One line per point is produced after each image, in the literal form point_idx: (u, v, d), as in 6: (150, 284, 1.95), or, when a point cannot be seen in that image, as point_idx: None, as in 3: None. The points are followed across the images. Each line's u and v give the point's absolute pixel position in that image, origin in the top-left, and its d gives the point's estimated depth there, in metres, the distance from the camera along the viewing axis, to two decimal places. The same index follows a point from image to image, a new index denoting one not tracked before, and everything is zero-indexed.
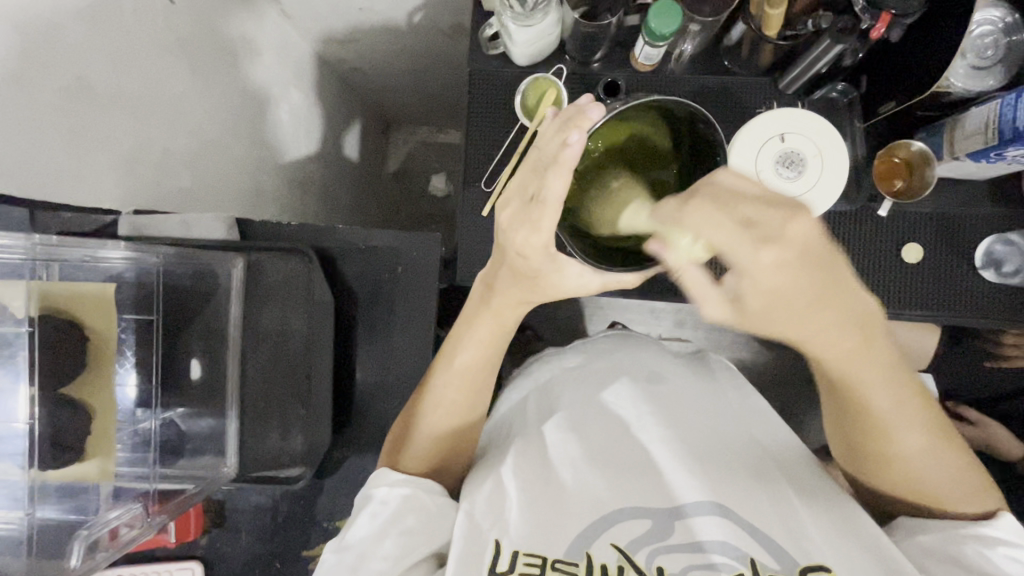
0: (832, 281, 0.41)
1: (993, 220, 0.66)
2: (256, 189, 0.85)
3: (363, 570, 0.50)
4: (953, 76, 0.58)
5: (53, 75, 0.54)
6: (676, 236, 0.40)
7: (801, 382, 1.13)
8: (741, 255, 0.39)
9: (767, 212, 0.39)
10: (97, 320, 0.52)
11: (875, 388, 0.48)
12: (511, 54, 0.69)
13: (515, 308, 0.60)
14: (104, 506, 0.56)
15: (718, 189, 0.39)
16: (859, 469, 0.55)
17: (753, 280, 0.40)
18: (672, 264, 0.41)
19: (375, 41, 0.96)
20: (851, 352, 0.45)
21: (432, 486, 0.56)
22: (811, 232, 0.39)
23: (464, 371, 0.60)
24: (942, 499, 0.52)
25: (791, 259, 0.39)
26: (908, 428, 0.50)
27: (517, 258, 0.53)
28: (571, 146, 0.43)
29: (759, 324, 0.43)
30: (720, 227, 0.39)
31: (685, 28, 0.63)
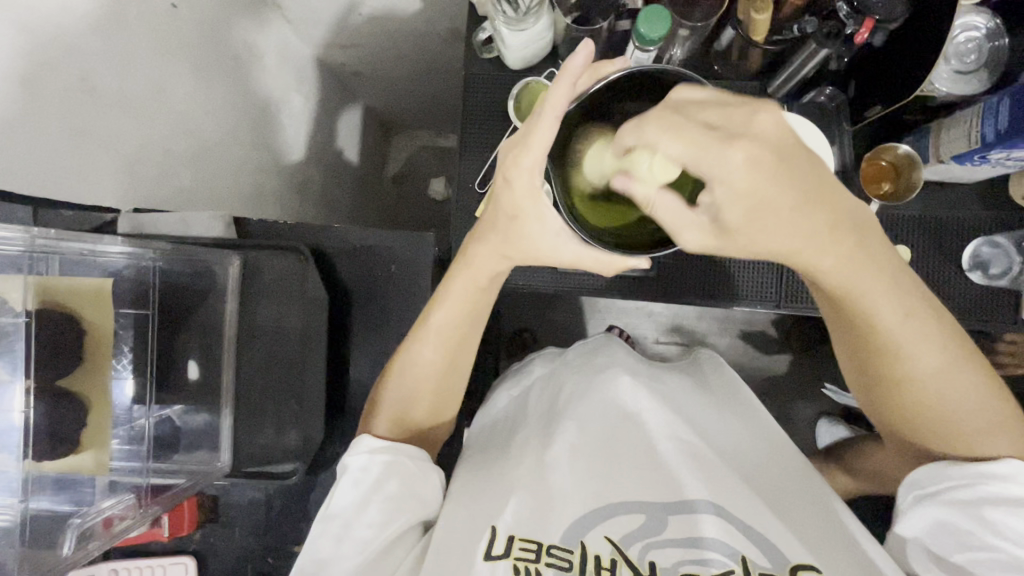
0: (810, 178, 0.41)
1: (980, 223, 0.67)
2: (255, 190, 0.87)
3: (348, 540, 0.51)
4: (936, 80, 0.60)
5: (60, 74, 0.55)
6: (636, 160, 0.41)
7: (796, 385, 1.14)
8: (710, 160, 0.38)
9: (727, 112, 0.39)
10: (93, 313, 0.53)
11: (875, 298, 0.46)
12: (504, 58, 0.70)
13: (498, 264, 0.57)
14: (98, 496, 0.57)
15: (679, 107, 0.40)
16: (871, 397, 0.53)
17: (728, 186, 0.39)
18: (642, 197, 0.42)
19: (376, 46, 0.98)
20: (840, 259, 0.44)
21: (412, 451, 0.55)
22: (774, 132, 0.39)
23: (440, 333, 0.59)
24: (963, 431, 0.49)
25: (765, 159, 0.38)
26: (921, 343, 0.47)
27: (502, 185, 0.50)
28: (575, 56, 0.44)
29: (746, 239, 0.42)
30: (687, 133, 0.38)
31: (674, 34, 0.65)
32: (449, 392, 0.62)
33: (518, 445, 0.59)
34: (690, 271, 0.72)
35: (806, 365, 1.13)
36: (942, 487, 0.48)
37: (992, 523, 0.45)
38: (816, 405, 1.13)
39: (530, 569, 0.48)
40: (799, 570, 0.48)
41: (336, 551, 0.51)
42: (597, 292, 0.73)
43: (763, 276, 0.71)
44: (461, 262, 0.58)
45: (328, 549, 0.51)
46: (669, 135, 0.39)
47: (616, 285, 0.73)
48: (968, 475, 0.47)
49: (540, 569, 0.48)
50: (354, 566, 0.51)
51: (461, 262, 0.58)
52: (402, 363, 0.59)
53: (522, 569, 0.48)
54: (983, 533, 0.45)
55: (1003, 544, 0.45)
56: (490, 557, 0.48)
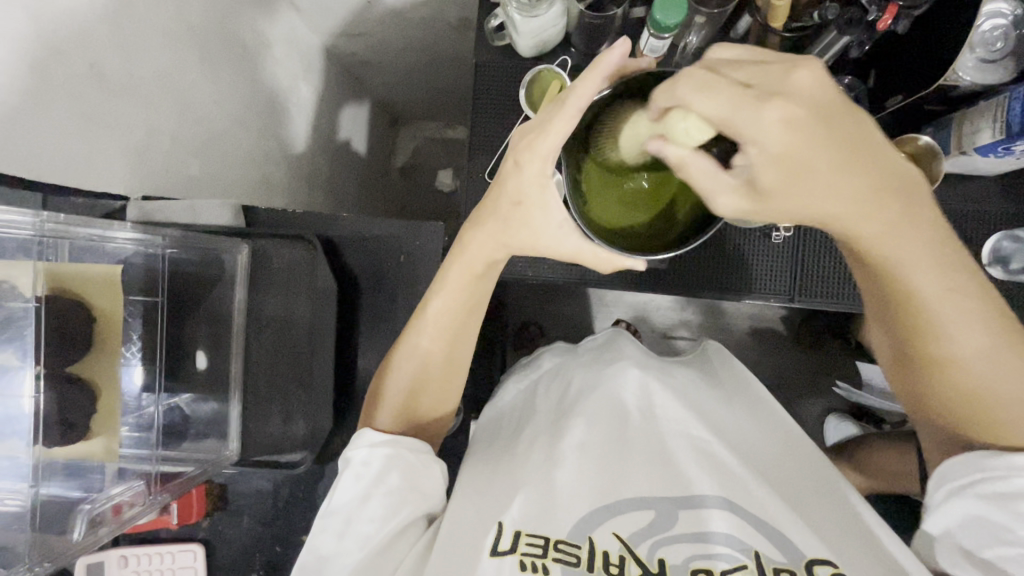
0: (847, 133, 0.43)
1: (1001, 217, 0.65)
2: (263, 180, 0.86)
3: (350, 535, 0.50)
4: (962, 69, 0.58)
5: (69, 60, 0.55)
6: (673, 122, 0.41)
7: (805, 382, 1.13)
8: (745, 120, 0.40)
9: (764, 70, 0.42)
10: (105, 300, 0.53)
11: (916, 265, 0.46)
12: (516, 45, 0.69)
13: (497, 252, 0.56)
14: (107, 483, 0.57)
15: (712, 64, 0.43)
16: (908, 378, 0.52)
17: (763, 145, 0.41)
18: (676, 158, 0.43)
19: (385, 36, 0.97)
20: (882, 222, 0.45)
21: (412, 442, 0.55)
22: (818, 87, 0.42)
23: (437, 321, 0.58)
24: (1003, 419, 0.47)
25: (801, 118, 0.41)
26: (960, 318, 0.47)
27: (512, 167, 0.50)
28: (612, 51, 0.45)
29: (781, 199, 0.43)
30: (721, 88, 0.40)
31: (691, 20, 0.63)
32: (448, 384, 0.61)
33: (524, 440, 0.59)
34: (701, 264, 0.71)
35: (816, 362, 1.12)
36: (973, 480, 0.46)
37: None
38: (826, 402, 1.12)
39: (536, 564, 0.48)
40: (813, 565, 0.47)
41: (337, 547, 0.50)
42: (606, 285, 0.73)
43: (776, 270, 0.70)
44: (458, 248, 0.57)
45: (329, 544, 0.51)
46: (702, 95, 0.40)
47: (625, 277, 0.72)
48: (1002, 467, 0.45)
49: (546, 565, 0.48)
50: (355, 562, 0.50)
51: (456, 249, 0.57)
52: (400, 353, 0.59)
53: (530, 566, 0.48)
54: (1015, 527, 0.44)
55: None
56: (495, 553, 0.48)
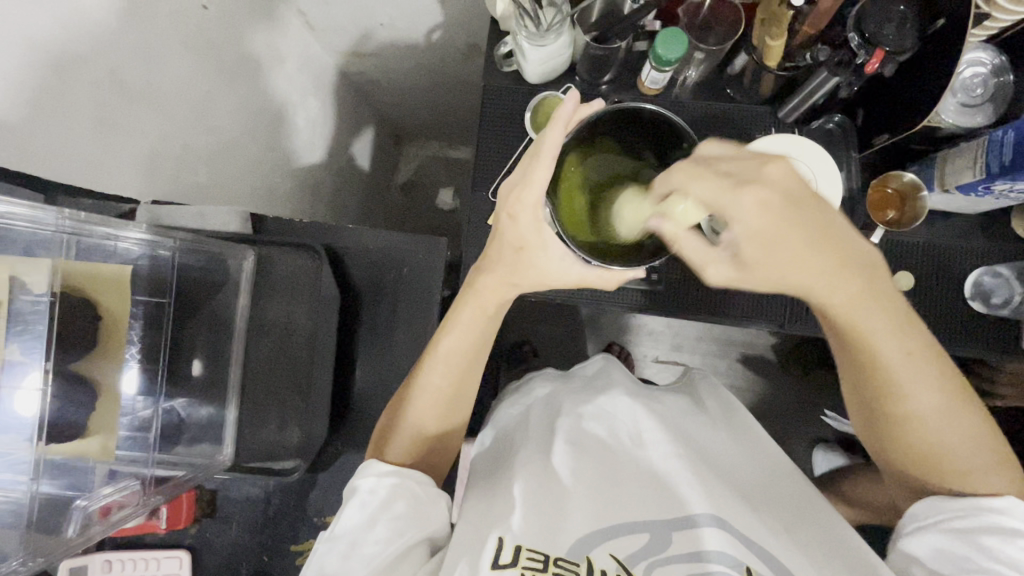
0: (823, 221, 0.44)
1: (981, 254, 0.68)
2: (268, 190, 0.88)
3: (356, 556, 0.49)
4: (944, 112, 0.62)
5: (90, 67, 0.56)
6: (671, 204, 0.44)
7: (795, 410, 1.14)
8: (729, 206, 0.42)
9: (744, 162, 0.43)
10: (111, 296, 0.54)
11: (881, 336, 0.47)
12: (523, 72, 0.72)
13: (503, 290, 0.57)
14: (98, 483, 0.57)
15: (703, 155, 0.44)
16: (876, 434, 0.53)
17: (744, 225, 0.42)
18: (670, 234, 0.46)
19: (395, 57, 1.00)
20: (850, 296, 0.46)
21: (420, 475, 0.54)
22: (790, 181, 0.43)
23: (447, 360, 0.57)
24: (964, 468, 0.49)
25: (774, 203, 0.41)
26: (920, 381, 0.48)
27: (506, 220, 0.52)
28: (564, 105, 0.47)
29: (763, 271, 0.44)
30: (716, 189, 0.42)
31: (690, 55, 0.67)
32: (457, 415, 0.60)
33: (521, 456, 0.60)
34: (697, 290, 0.72)
35: (806, 391, 1.13)
36: (937, 518, 0.49)
37: (986, 548, 0.46)
38: (815, 432, 1.13)
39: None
40: None
41: (343, 566, 0.49)
42: (604, 305, 0.74)
43: (769, 297, 0.72)
44: (468, 290, 0.58)
45: (334, 565, 0.49)
46: (698, 181, 0.42)
47: (623, 298, 0.73)
48: (967, 506, 0.48)
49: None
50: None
51: (467, 290, 0.58)
52: (408, 393, 0.58)
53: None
54: (979, 558, 0.46)
55: (999, 568, 0.45)
56: (496, 566, 0.47)
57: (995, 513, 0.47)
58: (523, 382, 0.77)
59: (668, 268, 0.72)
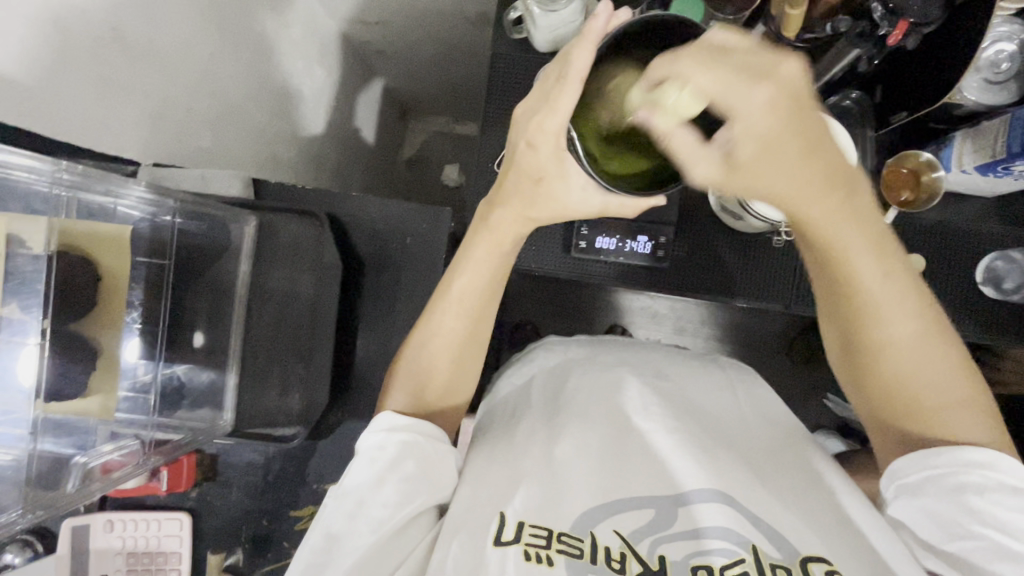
0: (813, 127, 0.39)
1: (997, 238, 0.67)
2: (271, 158, 0.87)
3: (361, 517, 0.49)
4: (966, 89, 0.60)
5: (91, 22, 0.55)
6: (664, 92, 0.37)
7: (795, 395, 1.14)
8: (734, 98, 0.37)
9: (754, 57, 0.38)
10: (113, 259, 0.53)
11: (860, 256, 0.46)
12: (533, 40, 0.70)
13: (516, 225, 0.57)
14: (99, 441, 0.57)
15: (716, 44, 0.38)
16: (852, 371, 0.52)
17: (745, 124, 0.38)
18: (662, 130, 0.39)
19: (403, 26, 0.98)
20: (831, 209, 0.43)
21: (428, 429, 0.54)
22: (798, 78, 0.38)
23: (462, 299, 0.58)
24: (938, 403, 0.49)
25: (783, 103, 0.37)
26: (899, 308, 0.48)
27: (526, 151, 0.51)
28: (596, 19, 0.44)
29: (750, 177, 0.41)
30: (722, 77, 0.37)
31: (706, 26, 0.65)
32: (471, 360, 0.60)
33: (526, 425, 0.60)
34: (701, 269, 0.71)
35: (808, 376, 1.13)
36: (924, 478, 0.48)
37: (974, 511, 0.45)
38: (814, 417, 1.13)
39: (540, 555, 0.47)
40: (807, 563, 0.47)
41: (349, 526, 0.49)
42: (607, 280, 0.73)
43: (774, 275, 0.71)
44: (482, 226, 0.58)
45: (341, 523, 0.49)
46: (704, 70, 0.37)
47: (627, 273, 0.72)
48: (946, 465, 0.47)
49: (550, 557, 0.47)
50: (364, 546, 0.48)
51: (481, 227, 0.58)
52: (422, 334, 0.58)
53: (531, 556, 0.47)
54: (967, 521, 0.45)
55: (986, 531, 0.45)
56: (499, 542, 0.48)
57: (980, 465, 0.46)
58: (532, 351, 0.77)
59: (675, 244, 0.71)
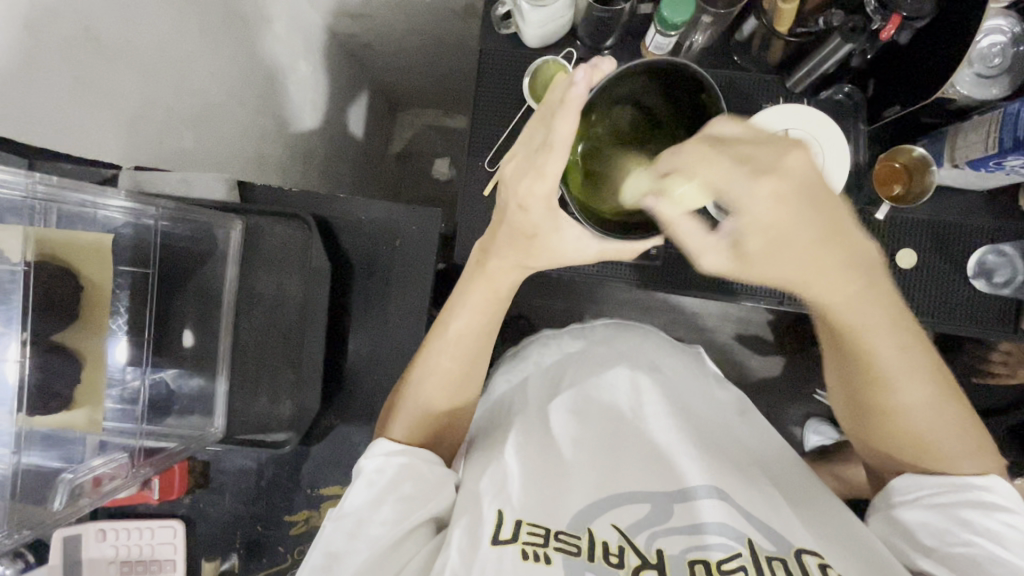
0: (834, 221, 0.42)
1: (989, 232, 0.67)
2: (257, 157, 0.85)
3: (361, 536, 0.49)
4: (959, 83, 0.60)
5: (61, 21, 0.53)
6: (671, 185, 0.41)
7: (789, 386, 1.14)
8: (739, 192, 0.40)
9: (763, 148, 0.40)
10: (96, 271, 0.52)
11: (877, 333, 0.48)
12: (522, 35, 0.69)
13: (513, 273, 0.57)
14: (88, 454, 0.56)
15: (717, 136, 0.40)
16: (861, 425, 0.53)
17: (756, 218, 0.40)
18: (664, 216, 0.43)
19: (389, 19, 0.96)
20: (849, 296, 0.46)
21: (426, 454, 0.54)
22: (809, 169, 0.40)
23: (458, 342, 0.58)
24: (944, 454, 0.50)
25: (792, 196, 0.39)
26: (908, 373, 0.49)
27: (517, 212, 0.51)
28: (574, 85, 0.41)
29: (768, 269, 0.43)
30: (719, 164, 0.40)
31: (697, 19, 0.64)
32: (466, 405, 0.60)
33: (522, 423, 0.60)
34: (693, 267, 0.71)
35: (801, 368, 1.13)
36: (921, 493, 0.49)
37: (967, 522, 0.46)
38: (806, 407, 1.13)
39: (538, 553, 0.46)
40: (802, 554, 0.47)
41: (349, 545, 0.49)
42: (600, 279, 0.72)
43: None
44: (478, 270, 0.58)
45: (340, 542, 0.49)
46: (705, 167, 0.40)
47: (620, 274, 0.72)
48: (942, 484, 0.49)
49: (548, 555, 0.46)
50: (365, 562, 0.48)
51: (476, 271, 0.59)
52: (418, 374, 0.58)
53: (530, 554, 0.46)
54: (959, 531, 0.46)
55: (979, 540, 0.46)
56: (497, 541, 0.46)
57: (980, 491, 0.48)
58: (527, 344, 0.77)
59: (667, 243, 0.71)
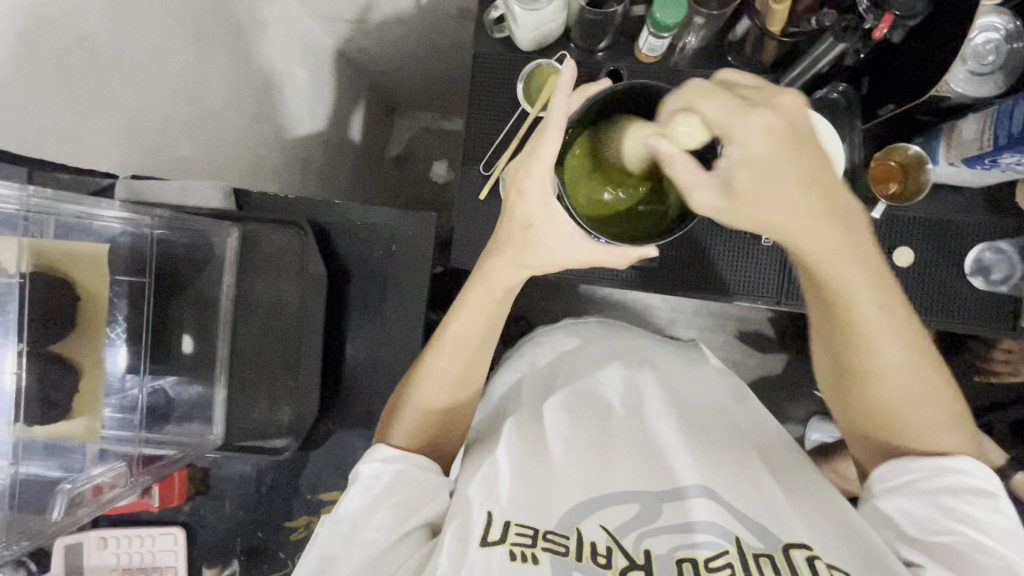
0: (818, 162, 0.44)
1: (985, 229, 0.66)
2: (254, 163, 0.85)
3: (355, 540, 0.49)
4: (951, 81, 0.59)
5: (56, 33, 0.53)
6: (675, 124, 0.42)
7: (789, 384, 1.14)
8: (733, 125, 0.42)
9: (757, 91, 0.45)
10: (92, 278, 0.53)
11: (861, 291, 0.48)
12: (515, 38, 0.69)
13: (512, 273, 0.57)
14: (88, 463, 0.56)
15: (726, 82, 0.46)
16: (845, 393, 0.52)
17: (744, 147, 0.42)
18: (665, 155, 0.43)
19: (385, 24, 0.96)
20: (831, 241, 0.46)
21: (424, 460, 0.54)
22: (796, 111, 0.44)
23: (457, 344, 0.58)
24: (921, 424, 0.49)
25: (779, 128, 0.43)
26: (889, 334, 0.49)
27: (516, 197, 0.52)
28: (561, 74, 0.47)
29: (749, 206, 0.44)
30: (719, 99, 0.43)
31: (690, 20, 0.64)
32: (464, 409, 0.60)
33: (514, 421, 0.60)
34: (691, 266, 0.71)
35: (802, 366, 1.13)
36: (904, 481, 0.48)
37: (952, 511, 0.46)
38: (808, 404, 1.13)
39: (526, 554, 0.46)
40: (789, 548, 0.46)
41: (343, 549, 0.49)
42: (597, 281, 0.72)
43: (763, 272, 0.71)
44: (476, 274, 0.58)
45: (335, 546, 0.49)
46: (708, 101, 0.43)
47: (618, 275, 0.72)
48: (926, 468, 0.47)
49: (535, 556, 0.46)
50: (358, 565, 0.48)
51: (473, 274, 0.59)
52: (419, 376, 0.58)
53: (519, 556, 0.46)
54: (946, 520, 0.46)
55: (963, 528, 0.45)
56: (485, 543, 0.46)
57: (956, 467, 0.47)
58: (522, 345, 0.77)
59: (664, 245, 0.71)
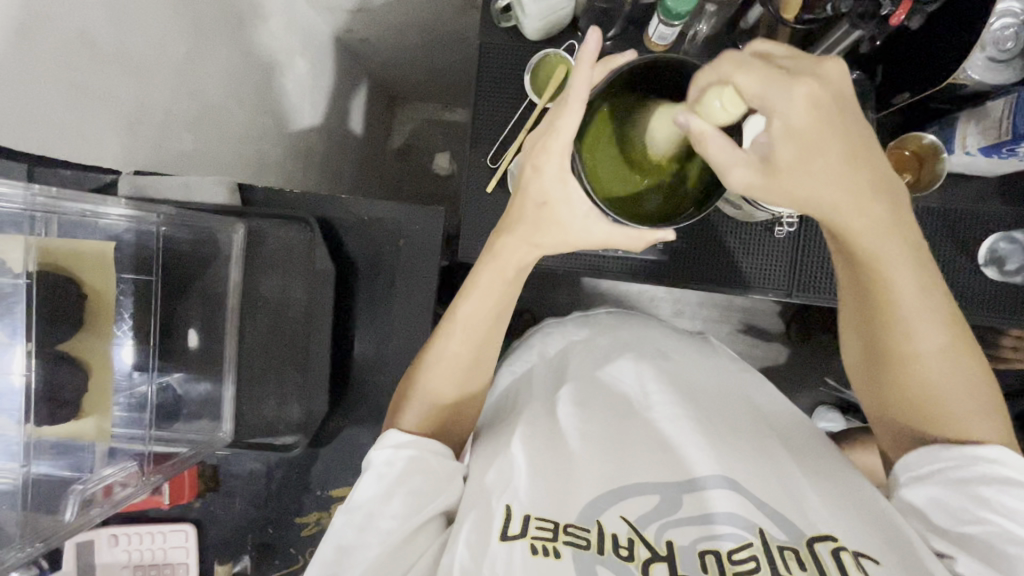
0: (859, 134, 0.44)
1: (999, 219, 0.66)
2: (257, 157, 0.84)
3: (370, 529, 0.49)
4: (969, 69, 0.59)
5: (55, 27, 0.52)
6: (709, 99, 0.41)
7: (796, 374, 1.14)
8: (775, 97, 0.41)
9: (800, 58, 0.43)
10: (92, 274, 0.52)
11: (896, 265, 0.47)
12: (521, 28, 0.68)
13: (524, 252, 0.55)
14: (98, 464, 0.56)
15: (757, 53, 0.44)
16: (875, 376, 0.51)
17: (785, 119, 0.42)
18: (697, 132, 0.42)
19: (386, 13, 0.94)
20: (876, 217, 0.46)
21: (435, 445, 0.53)
22: (840, 82, 0.43)
23: (468, 326, 0.57)
24: (955, 409, 0.48)
25: (823, 100, 0.42)
26: (927, 316, 0.48)
27: (529, 172, 0.50)
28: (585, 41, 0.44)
29: (795, 181, 0.44)
30: (764, 69, 0.41)
31: (700, 8, 0.63)
32: (476, 391, 0.59)
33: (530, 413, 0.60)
34: (701, 256, 0.70)
35: (809, 356, 1.13)
36: (933, 471, 0.47)
37: (982, 501, 0.45)
38: (815, 395, 1.13)
39: (547, 548, 0.46)
40: (813, 543, 0.46)
41: (359, 538, 0.49)
42: (607, 274, 0.72)
43: (775, 262, 0.70)
44: (487, 254, 0.57)
45: (350, 535, 0.49)
46: (744, 73, 0.41)
47: (627, 267, 0.71)
48: (958, 457, 0.46)
49: (557, 549, 0.46)
50: (374, 556, 0.48)
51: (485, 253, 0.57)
52: (430, 358, 0.57)
53: (540, 549, 0.46)
54: (975, 509, 0.45)
55: (992, 518, 0.44)
56: (506, 537, 0.46)
57: (992, 458, 0.46)
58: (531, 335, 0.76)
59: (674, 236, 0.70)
